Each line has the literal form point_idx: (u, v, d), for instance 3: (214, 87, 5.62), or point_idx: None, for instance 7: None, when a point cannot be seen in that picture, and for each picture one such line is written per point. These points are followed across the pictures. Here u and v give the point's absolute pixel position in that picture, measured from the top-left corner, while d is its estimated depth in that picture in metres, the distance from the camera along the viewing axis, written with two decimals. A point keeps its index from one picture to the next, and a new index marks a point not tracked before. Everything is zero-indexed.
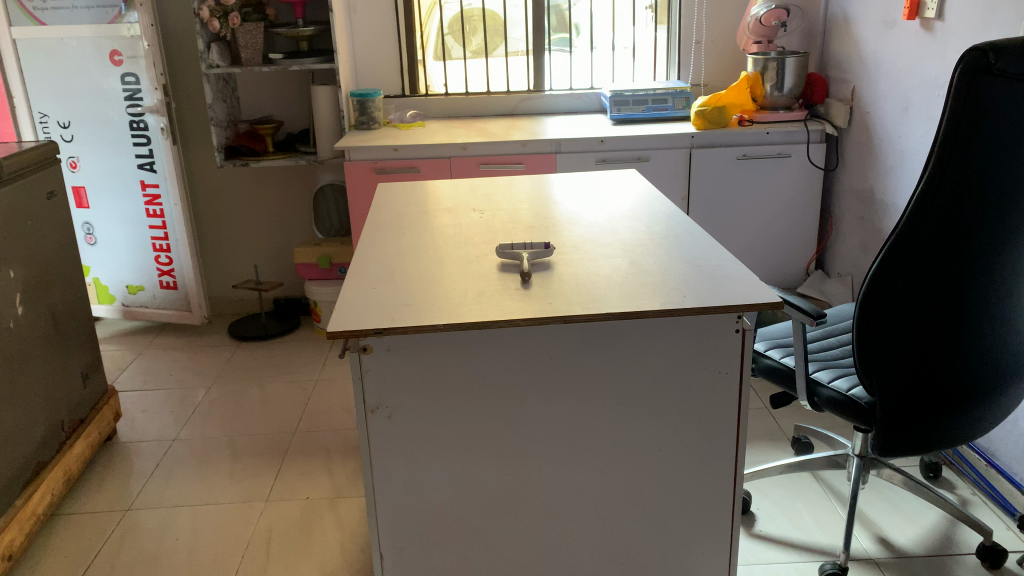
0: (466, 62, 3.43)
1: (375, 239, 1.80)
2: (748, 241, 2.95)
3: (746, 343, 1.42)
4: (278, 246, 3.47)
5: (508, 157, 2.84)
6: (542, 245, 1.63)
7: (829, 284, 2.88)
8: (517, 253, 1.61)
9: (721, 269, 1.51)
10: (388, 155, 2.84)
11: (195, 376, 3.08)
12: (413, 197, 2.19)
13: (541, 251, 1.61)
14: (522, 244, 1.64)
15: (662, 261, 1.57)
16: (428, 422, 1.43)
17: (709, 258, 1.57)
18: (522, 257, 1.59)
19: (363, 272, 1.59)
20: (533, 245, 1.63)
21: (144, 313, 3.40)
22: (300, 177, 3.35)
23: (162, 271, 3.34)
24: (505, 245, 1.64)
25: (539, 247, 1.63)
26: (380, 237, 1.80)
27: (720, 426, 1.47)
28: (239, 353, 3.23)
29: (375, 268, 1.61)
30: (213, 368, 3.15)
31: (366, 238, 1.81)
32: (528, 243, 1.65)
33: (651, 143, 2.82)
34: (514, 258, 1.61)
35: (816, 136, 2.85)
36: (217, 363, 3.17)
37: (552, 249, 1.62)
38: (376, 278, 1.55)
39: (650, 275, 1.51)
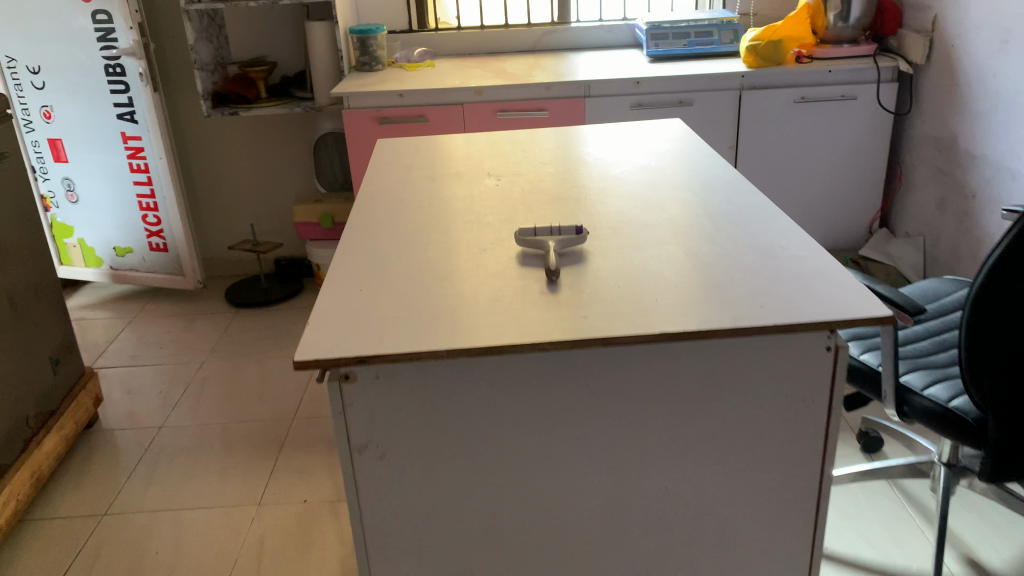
0: None
1: (367, 217, 1.47)
2: (803, 196, 2.60)
3: (839, 364, 1.09)
4: (276, 201, 3.15)
5: (530, 103, 2.48)
6: (573, 229, 1.30)
7: (895, 246, 2.53)
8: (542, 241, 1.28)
9: (804, 262, 1.18)
10: (392, 101, 2.49)
11: (188, 349, 2.81)
12: (418, 157, 1.85)
13: (572, 237, 1.28)
14: (547, 227, 1.31)
15: (727, 253, 1.24)
16: (431, 464, 1.13)
17: (787, 245, 1.24)
18: (548, 245, 1.26)
19: (351, 266, 1.27)
20: (560, 229, 1.30)
21: (135, 276, 3.12)
22: (298, 125, 3.01)
23: (150, 232, 3.04)
24: (525, 229, 1.31)
25: (568, 232, 1.30)
26: (375, 216, 1.48)
27: (800, 466, 1.16)
28: (236, 322, 2.95)
29: (366, 260, 1.29)
30: (207, 339, 2.87)
31: (358, 216, 1.48)
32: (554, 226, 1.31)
33: (695, 84, 2.45)
34: (539, 247, 1.28)
35: (887, 74, 2.45)
36: (212, 334, 2.89)
37: (586, 235, 1.29)
38: (364, 275, 1.24)
39: (710, 272, 1.18)
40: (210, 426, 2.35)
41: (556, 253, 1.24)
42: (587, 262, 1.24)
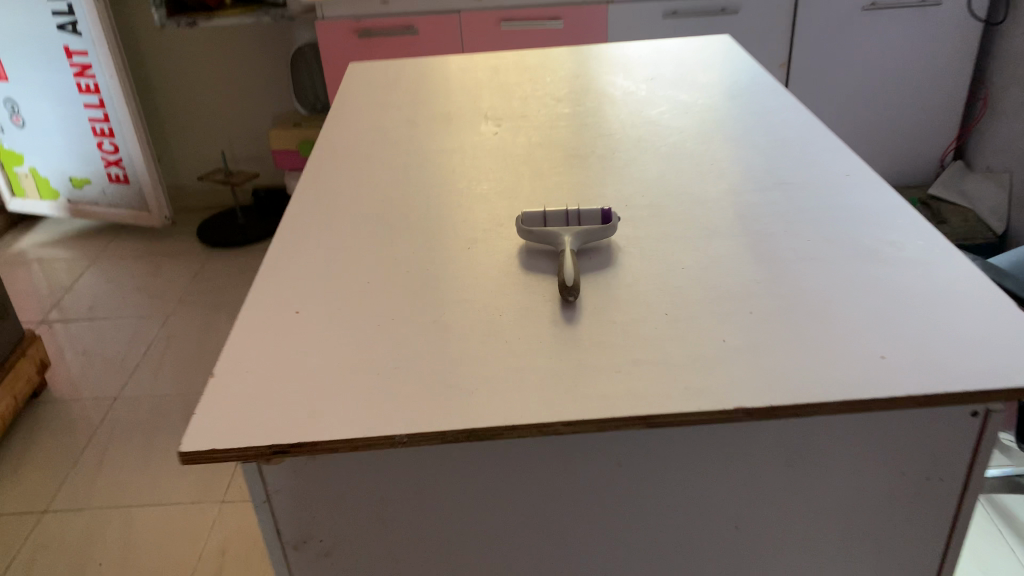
0: None
1: (322, 186, 1.11)
2: (864, 122, 2.19)
3: (986, 436, 0.74)
4: (251, 125, 2.75)
5: (541, 11, 2.05)
6: (596, 214, 0.94)
7: (972, 183, 2.13)
8: (556, 233, 0.91)
9: (934, 275, 0.83)
10: (375, 10, 2.06)
11: (153, 297, 2.49)
12: (399, 90, 1.47)
13: (597, 228, 0.92)
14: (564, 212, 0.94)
15: (814, 255, 0.87)
16: (397, 562, 0.81)
17: (904, 241, 0.88)
18: (565, 244, 0.89)
19: (288, 268, 0.91)
20: (578, 217, 0.94)
21: (95, 211, 2.77)
22: (272, 35, 2.58)
23: (108, 161, 2.67)
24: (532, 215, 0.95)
25: (591, 222, 0.94)
26: (332, 183, 1.11)
27: (913, 560, 0.83)
28: (209, 265, 2.61)
29: (311, 258, 0.93)
30: (175, 285, 2.54)
31: (310, 182, 1.12)
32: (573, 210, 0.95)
33: None
34: (552, 242, 0.91)
35: None
36: (181, 279, 2.56)
37: (614, 225, 0.93)
38: (305, 284, 0.88)
39: (796, 291, 0.82)
40: (173, 397, 2.04)
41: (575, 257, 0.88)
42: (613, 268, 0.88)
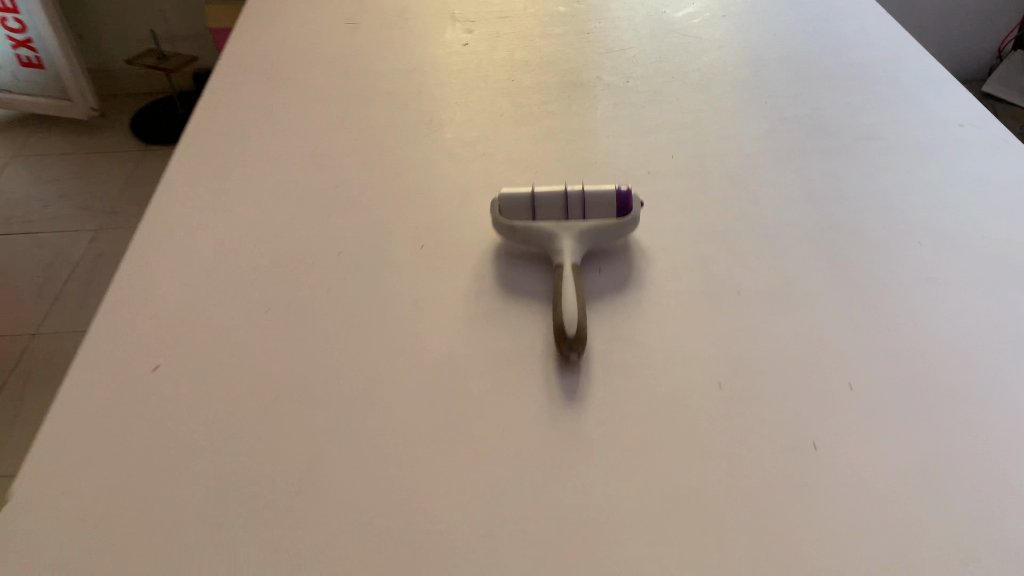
0: None
1: (221, 132, 0.79)
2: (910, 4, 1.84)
3: None
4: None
5: None
6: (610, 201, 0.63)
7: None
8: (549, 233, 0.62)
9: None
10: None
11: (79, 203, 2.15)
12: None
13: (609, 226, 0.62)
14: (561, 192, 0.64)
15: (937, 273, 0.59)
16: None
17: None
18: (562, 255, 0.60)
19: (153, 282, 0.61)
20: (583, 204, 0.63)
21: (9, 101, 2.39)
22: None
23: (16, 41, 2.27)
24: (514, 196, 0.64)
25: (603, 213, 0.63)
26: (236, 127, 0.79)
27: None
28: (145, 166, 2.27)
29: (186, 263, 0.63)
30: (105, 191, 2.20)
31: (202, 127, 0.79)
32: (575, 190, 0.64)
33: None
34: (543, 245, 0.62)
35: None
36: (112, 183, 2.22)
37: (635, 218, 0.63)
38: (171, 313, 0.58)
39: (915, 340, 0.54)
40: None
41: (579, 276, 0.58)
42: (637, 294, 0.60)
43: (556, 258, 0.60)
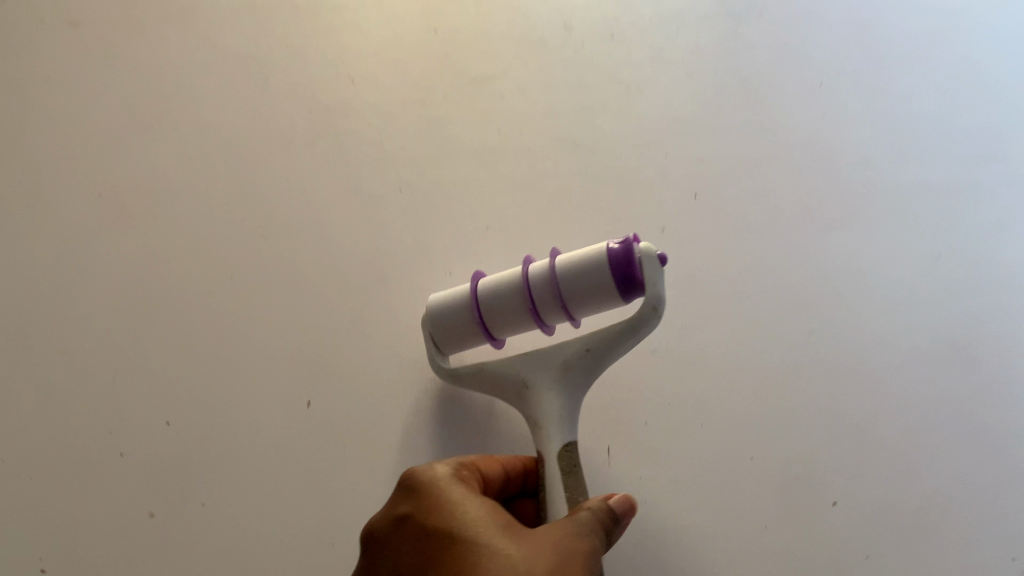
0: None
1: None
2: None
3: None
4: None
5: None
6: (603, 284, 0.36)
7: None
8: (516, 376, 0.38)
9: None
10: None
11: None
12: None
13: (613, 336, 0.36)
14: (520, 288, 0.37)
15: None
16: None
17: None
18: (543, 430, 0.37)
19: None
20: (556, 298, 0.37)
21: None
22: None
23: None
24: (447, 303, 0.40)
25: (596, 306, 0.37)
26: None
27: None
28: None
29: None
30: None
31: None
32: (545, 275, 0.37)
33: None
34: (511, 396, 0.39)
35: None
36: None
37: (649, 307, 0.35)
38: None
39: None
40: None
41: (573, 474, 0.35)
42: (669, 507, 0.41)
43: (534, 431, 0.37)
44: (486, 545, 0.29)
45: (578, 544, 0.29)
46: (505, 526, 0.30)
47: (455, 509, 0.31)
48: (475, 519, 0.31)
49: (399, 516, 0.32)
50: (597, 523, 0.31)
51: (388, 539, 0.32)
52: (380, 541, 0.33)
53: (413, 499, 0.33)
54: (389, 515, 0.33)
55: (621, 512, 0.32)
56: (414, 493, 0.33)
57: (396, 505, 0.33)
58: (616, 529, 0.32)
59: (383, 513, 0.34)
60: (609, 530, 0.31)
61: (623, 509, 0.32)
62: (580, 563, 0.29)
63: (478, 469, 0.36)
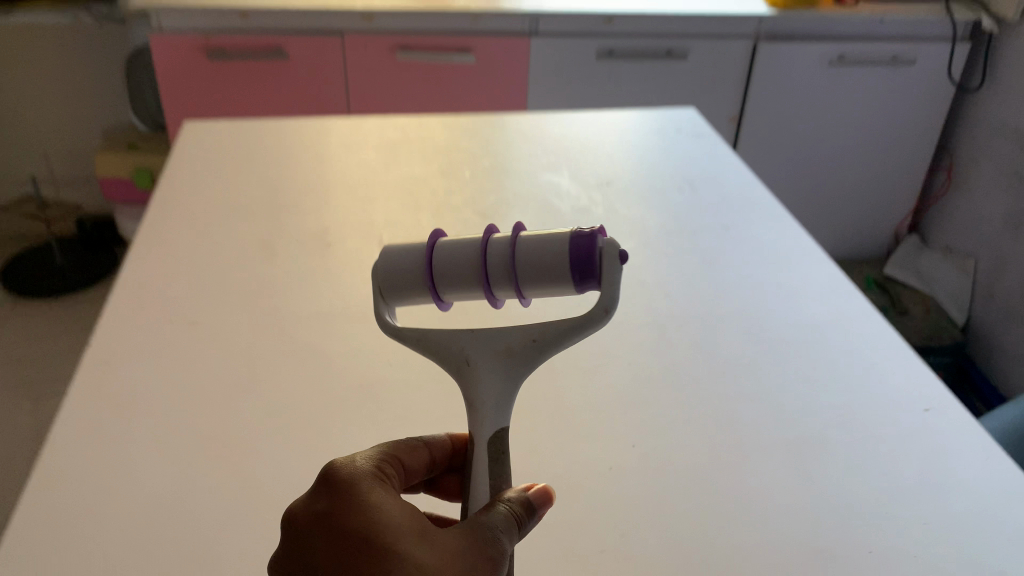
0: None
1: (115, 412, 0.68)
2: (831, 175, 1.91)
3: None
4: (79, 142, 2.21)
5: (448, 38, 1.63)
6: (566, 274, 0.46)
7: (927, 264, 1.92)
8: (459, 352, 0.49)
9: None
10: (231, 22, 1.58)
11: None
12: (254, 179, 1.03)
13: (554, 330, 0.48)
14: (482, 262, 0.47)
15: None
16: None
17: None
18: (479, 410, 0.48)
19: None
20: (514, 278, 0.46)
21: None
22: (105, 36, 2.06)
23: None
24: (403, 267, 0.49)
25: (556, 291, 0.46)
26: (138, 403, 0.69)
27: None
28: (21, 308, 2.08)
29: None
30: None
31: (88, 400, 0.69)
32: (508, 255, 0.46)
33: (689, 25, 1.66)
34: (451, 367, 0.49)
35: (962, 31, 1.72)
36: None
37: (603, 306, 0.46)
38: None
39: None
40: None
41: (501, 461, 0.48)
42: None
43: (471, 406, 0.48)
44: (394, 550, 0.43)
45: (460, 548, 0.44)
46: (407, 529, 0.44)
47: (368, 516, 0.44)
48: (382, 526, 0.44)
49: (320, 513, 0.45)
50: (513, 517, 0.46)
51: (310, 527, 0.45)
52: (302, 526, 0.45)
53: (333, 500, 0.45)
54: (310, 508, 0.45)
55: (533, 503, 0.48)
56: (333, 494, 0.45)
57: (316, 498, 0.46)
58: (525, 520, 0.47)
59: (304, 503, 0.46)
60: (522, 521, 0.47)
61: (535, 498, 0.48)
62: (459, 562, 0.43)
63: (391, 464, 0.49)
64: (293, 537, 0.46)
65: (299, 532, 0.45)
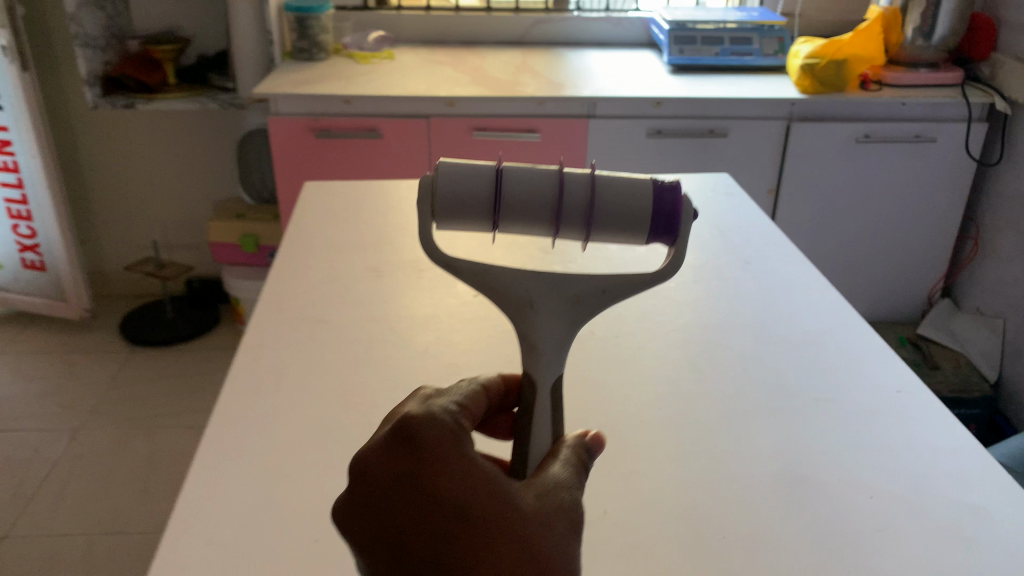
0: None
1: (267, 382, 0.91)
2: (866, 244, 2.08)
3: None
4: (194, 213, 2.54)
5: (518, 121, 1.90)
6: (645, 223, 0.57)
7: (960, 325, 2.07)
8: (530, 294, 0.59)
9: (1001, 559, 0.67)
10: (336, 108, 1.89)
11: (71, 390, 2.22)
12: (360, 224, 1.28)
13: (619, 282, 0.59)
14: (554, 195, 0.57)
15: (873, 522, 0.70)
16: None
17: (962, 499, 0.73)
18: (544, 345, 0.59)
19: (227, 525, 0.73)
20: (587, 222, 0.57)
21: (4, 299, 2.45)
22: (222, 122, 2.41)
23: (22, 245, 2.38)
24: (470, 185, 0.57)
25: (633, 236, 0.57)
26: (284, 378, 0.92)
27: None
28: (139, 356, 2.36)
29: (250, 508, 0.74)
30: (100, 376, 2.28)
31: (248, 376, 0.92)
32: (584, 193, 0.57)
33: (729, 109, 1.89)
34: (520, 307, 0.60)
35: (977, 112, 1.92)
36: (105, 371, 2.30)
37: (675, 263, 0.59)
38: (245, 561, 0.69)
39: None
40: (147, 536, 1.77)
41: (560, 411, 0.60)
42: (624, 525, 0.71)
43: (536, 342, 0.59)
44: (484, 515, 0.46)
45: (538, 512, 0.49)
46: (494, 493, 0.47)
47: (457, 479, 0.47)
48: (470, 490, 0.47)
49: (405, 471, 0.47)
50: (573, 470, 0.54)
51: (390, 480, 0.47)
52: (380, 477, 0.47)
53: (416, 459, 0.47)
54: (391, 462, 0.47)
55: (589, 448, 0.56)
56: (416, 454, 0.47)
57: (398, 455, 0.47)
58: (580, 477, 0.54)
59: (384, 457, 0.47)
60: (582, 469, 0.55)
61: (593, 446, 0.57)
62: (537, 522, 0.48)
63: (462, 416, 0.51)
64: (370, 491, 0.47)
65: (379, 487, 0.47)
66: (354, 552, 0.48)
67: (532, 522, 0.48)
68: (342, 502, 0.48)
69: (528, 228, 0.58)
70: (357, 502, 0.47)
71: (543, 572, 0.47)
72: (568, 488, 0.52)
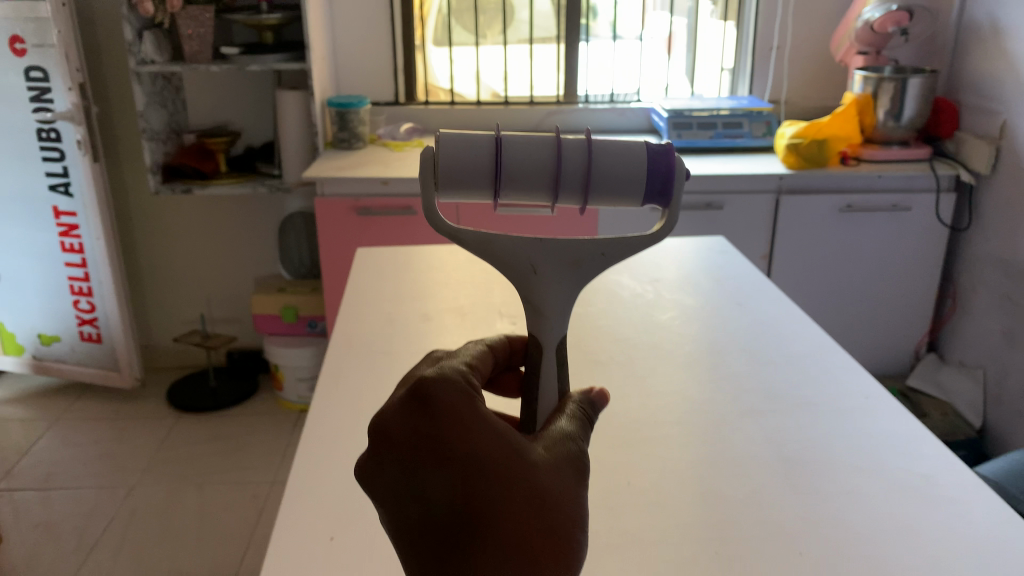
0: (477, 49, 2.64)
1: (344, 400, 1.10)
2: (855, 304, 2.28)
3: None
4: (237, 289, 2.77)
5: None
6: (642, 185, 0.68)
7: (946, 376, 2.24)
8: (532, 262, 0.72)
9: (945, 512, 0.85)
10: (375, 189, 2.13)
11: (125, 452, 2.40)
12: (408, 280, 1.49)
13: (615, 246, 0.72)
14: (553, 161, 0.67)
15: (844, 487, 0.89)
16: None
17: (916, 470, 0.91)
18: (550, 302, 0.72)
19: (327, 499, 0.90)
20: (585, 186, 0.68)
21: (61, 369, 2.65)
22: (265, 206, 2.66)
23: (81, 319, 2.59)
24: (474, 156, 0.67)
25: (632, 197, 0.69)
26: (357, 397, 1.11)
27: None
28: (185, 421, 2.54)
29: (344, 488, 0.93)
30: (151, 440, 2.45)
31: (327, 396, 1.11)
32: (583, 161, 0.67)
33: (725, 186, 2.13)
34: (524, 272, 0.72)
35: (946, 183, 2.16)
36: (155, 435, 2.48)
37: (667, 222, 0.70)
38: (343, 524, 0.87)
39: (819, 527, 0.83)
40: None
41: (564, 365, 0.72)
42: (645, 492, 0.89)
43: (542, 300, 0.72)
44: (501, 465, 0.53)
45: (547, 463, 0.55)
46: (509, 447, 0.54)
47: (474, 433, 0.53)
48: (487, 443, 0.53)
49: (425, 428, 0.53)
50: (577, 428, 0.62)
51: (413, 437, 0.53)
52: (403, 435, 0.53)
53: (435, 418, 0.53)
54: (413, 422, 0.53)
55: (593, 405, 0.65)
56: (435, 414, 0.53)
57: (418, 416, 0.53)
58: (582, 435, 0.62)
59: (405, 417, 0.54)
60: (584, 430, 0.63)
61: (595, 403, 0.66)
62: (547, 471, 0.55)
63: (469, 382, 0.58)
64: (394, 447, 0.53)
65: (403, 448, 0.53)
66: (382, 506, 0.54)
67: (543, 473, 0.54)
68: (368, 461, 0.54)
69: (529, 193, 0.68)
70: (382, 458, 0.54)
71: (553, 511, 0.53)
72: (571, 443, 0.59)
